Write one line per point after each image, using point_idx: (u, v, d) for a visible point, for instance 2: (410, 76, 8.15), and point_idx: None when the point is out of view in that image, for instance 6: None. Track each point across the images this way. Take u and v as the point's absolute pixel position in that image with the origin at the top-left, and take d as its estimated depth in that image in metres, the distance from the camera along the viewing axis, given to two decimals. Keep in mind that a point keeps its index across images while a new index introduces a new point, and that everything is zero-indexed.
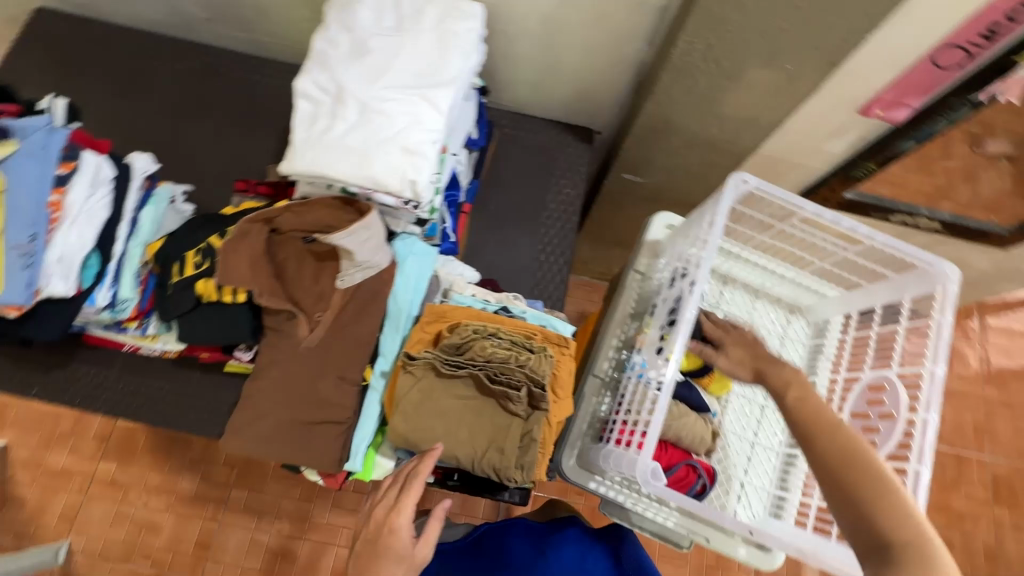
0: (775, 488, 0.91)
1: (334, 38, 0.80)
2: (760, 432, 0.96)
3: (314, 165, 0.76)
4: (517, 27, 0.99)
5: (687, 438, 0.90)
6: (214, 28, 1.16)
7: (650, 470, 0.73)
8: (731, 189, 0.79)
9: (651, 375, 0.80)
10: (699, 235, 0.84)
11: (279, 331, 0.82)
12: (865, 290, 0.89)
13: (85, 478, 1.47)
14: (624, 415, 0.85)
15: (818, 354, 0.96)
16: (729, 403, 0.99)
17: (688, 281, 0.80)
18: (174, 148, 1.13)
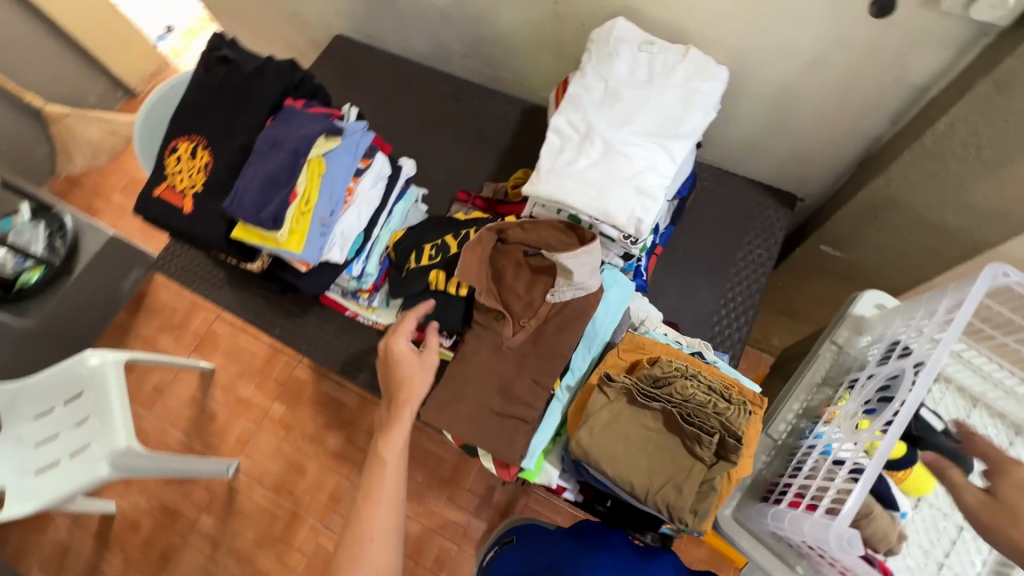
0: None
1: (589, 84, 0.92)
2: (952, 554, 0.84)
3: (555, 190, 0.87)
4: (751, 90, 1.03)
5: (869, 531, 0.79)
6: (467, 64, 1.38)
7: (847, 541, 0.66)
8: (987, 280, 0.72)
9: (841, 449, 0.77)
10: (928, 320, 0.78)
11: (486, 328, 0.94)
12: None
13: (262, 411, 1.74)
14: (797, 483, 0.82)
15: None
16: (918, 509, 0.87)
17: (907, 363, 0.75)
18: (414, 157, 1.35)
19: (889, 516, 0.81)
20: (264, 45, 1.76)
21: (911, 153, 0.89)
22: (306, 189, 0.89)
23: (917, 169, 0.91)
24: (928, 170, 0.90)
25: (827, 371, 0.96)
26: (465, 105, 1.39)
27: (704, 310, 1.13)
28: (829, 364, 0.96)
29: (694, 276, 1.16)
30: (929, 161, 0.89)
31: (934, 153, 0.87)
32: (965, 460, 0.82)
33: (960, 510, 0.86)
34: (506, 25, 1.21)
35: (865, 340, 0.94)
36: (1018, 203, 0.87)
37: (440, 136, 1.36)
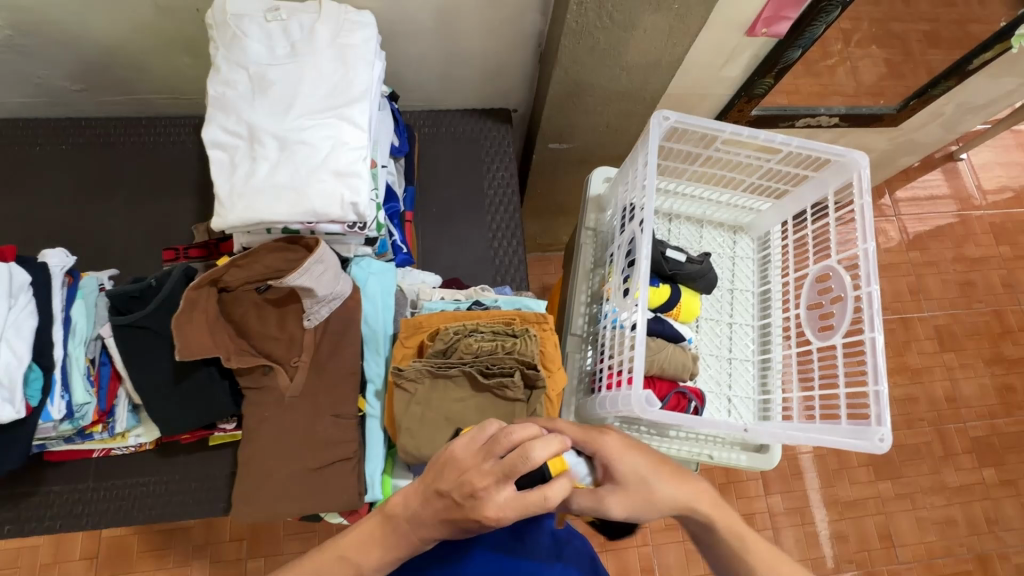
0: (759, 393, 0.98)
1: (229, 79, 0.77)
2: (733, 347, 1.01)
3: (247, 212, 0.73)
4: (412, 25, 0.99)
5: (671, 368, 0.92)
6: (92, 97, 1.09)
7: (645, 398, 0.77)
8: (656, 127, 0.84)
9: (625, 317, 0.85)
10: (636, 179, 0.88)
11: (260, 389, 0.79)
12: (794, 194, 0.95)
13: None
14: (609, 361, 0.90)
15: (768, 264, 1.03)
16: (699, 327, 1.01)
17: (635, 221, 0.84)
18: (88, 233, 1.07)
19: (679, 348, 0.94)
20: None
21: (567, 37, 0.94)
22: None
23: (579, 50, 0.97)
24: (587, 48, 0.97)
25: (594, 255, 1.04)
26: (120, 147, 1.11)
27: (480, 251, 1.13)
28: (593, 248, 1.04)
29: (457, 223, 1.14)
30: (583, 39, 0.95)
31: (582, 31, 0.93)
32: (709, 273, 0.98)
33: (725, 312, 1.03)
34: (107, 35, 0.96)
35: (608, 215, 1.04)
36: (661, 50, 0.99)
37: (109, 196, 1.09)
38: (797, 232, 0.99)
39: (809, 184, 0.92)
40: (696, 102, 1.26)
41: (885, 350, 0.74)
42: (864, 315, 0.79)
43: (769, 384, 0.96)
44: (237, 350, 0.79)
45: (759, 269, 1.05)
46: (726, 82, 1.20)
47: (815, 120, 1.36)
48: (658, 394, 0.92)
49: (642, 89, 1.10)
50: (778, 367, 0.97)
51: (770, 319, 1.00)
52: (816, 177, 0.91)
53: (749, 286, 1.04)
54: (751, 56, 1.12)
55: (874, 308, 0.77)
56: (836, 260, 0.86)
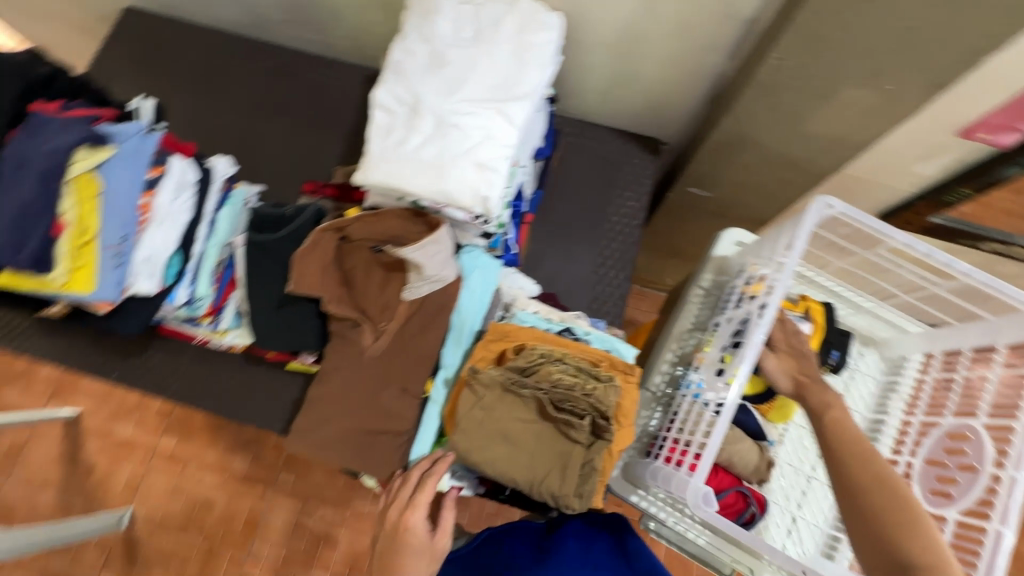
0: (832, 527, 0.85)
1: (411, 48, 0.80)
2: (819, 465, 0.90)
3: (388, 176, 0.76)
4: (594, 36, 0.97)
5: (740, 464, 0.86)
6: (290, 29, 1.20)
7: (702, 495, 0.70)
8: (816, 212, 0.77)
9: (708, 395, 0.78)
10: (771, 257, 0.81)
11: (344, 339, 0.83)
12: (954, 329, 0.83)
13: (147, 451, 1.51)
14: (675, 433, 0.83)
15: (891, 392, 0.91)
16: (785, 432, 0.93)
17: (757, 302, 0.77)
18: (250, 147, 1.18)
19: (756, 445, 0.89)
20: (33, 26, 1.41)
21: (751, 90, 0.88)
22: (76, 215, 0.72)
23: (759, 105, 0.90)
24: (769, 106, 0.89)
25: (697, 317, 0.98)
26: (298, 79, 1.21)
27: (583, 272, 1.10)
28: (699, 309, 0.98)
29: (569, 238, 1.12)
30: (767, 96, 0.88)
31: (770, 87, 0.86)
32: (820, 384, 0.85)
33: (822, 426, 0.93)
34: None
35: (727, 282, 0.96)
36: (851, 128, 0.89)
37: (276, 120, 1.19)
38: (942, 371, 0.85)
39: (978, 325, 0.79)
40: (867, 190, 1.13)
41: (1012, 554, 0.63)
42: (997, 501, 0.67)
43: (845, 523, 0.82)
44: (337, 296, 0.82)
45: (879, 393, 0.93)
46: (912, 179, 1.06)
47: None
48: (717, 484, 0.85)
49: (812, 162, 1.00)
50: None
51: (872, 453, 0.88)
52: (988, 321, 0.78)
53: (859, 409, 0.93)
54: (955, 159, 0.98)
55: (1013, 498, 0.66)
56: (983, 423, 0.73)
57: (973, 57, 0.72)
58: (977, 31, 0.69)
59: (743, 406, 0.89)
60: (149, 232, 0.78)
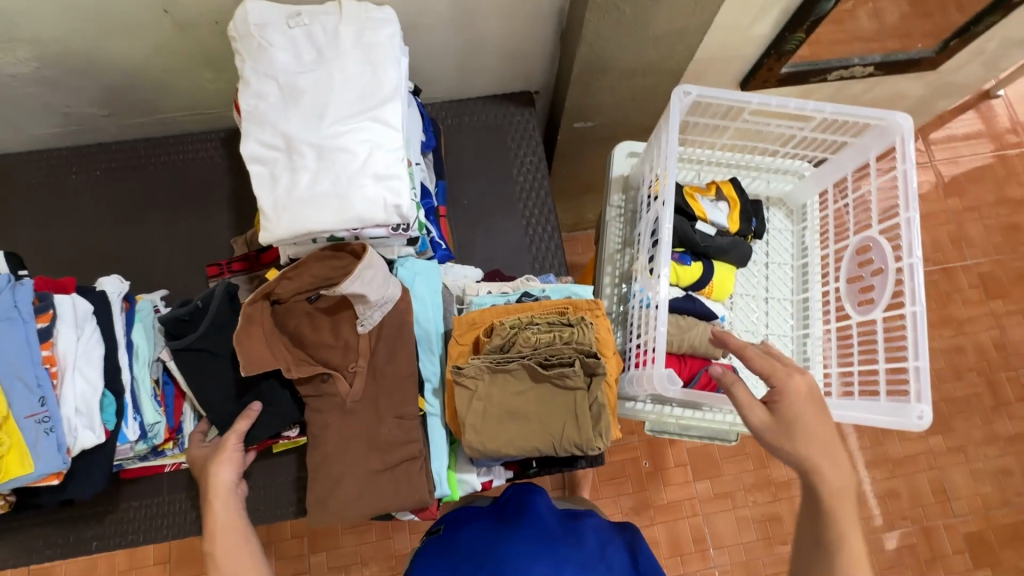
0: (797, 368, 0.96)
1: (260, 91, 0.77)
2: (770, 322, 0.99)
3: (295, 224, 0.73)
4: (430, 15, 0.96)
5: (702, 345, 0.91)
6: (118, 121, 1.10)
7: (667, 376, 0.79)
8: (677, 104, 0.81)
9: (651, 296, 0.85)
10: (656, 155, 0.87)
11: (321, 396, 0.81)
12: (834, 161, 0.92)
13: None
14: (637, 340, 0.89)
15: (805, 233, 1.01)
16: (734, 303, 1.00)
17: (659, 201, 0.83)
18: (132, 256, 1.09)
19: (710, 325, 0.93)
20: None
21: (591, 12, 0.91)
22: None
23: (604, 25, 0.94)
24: (613, 22, 0.94)
25: (623, 234, 1.03)
26: (152, 168, 1.12)
27: (515, 239, 1.12)
28: (621, 226, 1.03)
29: (489, 214, 1.14)
30: (607, 14, 0.92)
31: (607, 4, 0.90)
32: (741, 244, 0.96)
33: (760, 286, 1.01)
34: (128, 58, 0.96)
35: (637, 194, 1.02)
36: (688, 16, 0.96)
37: (147, 217, 1.10)
38: (838, 200, 0.95)
39: (850, 149, 0.88)
40: (722, 66, 1.22)
41: (928, 325, 0.74)
42: (906, 288, 0.78)
43: (809, 358, 0.94)
44: (295, 359, 0.80)
45: (797, 241, 1.02)
46: (754, 41, 1.16)
47: (848, 72, 1.30)
48: (689, 371, 0.92)
49: (669, 59, 1.07)
50: (818, 340, 0.94)
51: (808, 291, 0.97)
52: (857, 142, 0.88)
53: (786, 259, 1.02)
54: (781, 11, 1.08)
55: (916, 279, 0.77)
56: (877, 230, 0.85)
57: None
58: None
59: (687, 295, 0.94)
60: (65, 383, 0.72)
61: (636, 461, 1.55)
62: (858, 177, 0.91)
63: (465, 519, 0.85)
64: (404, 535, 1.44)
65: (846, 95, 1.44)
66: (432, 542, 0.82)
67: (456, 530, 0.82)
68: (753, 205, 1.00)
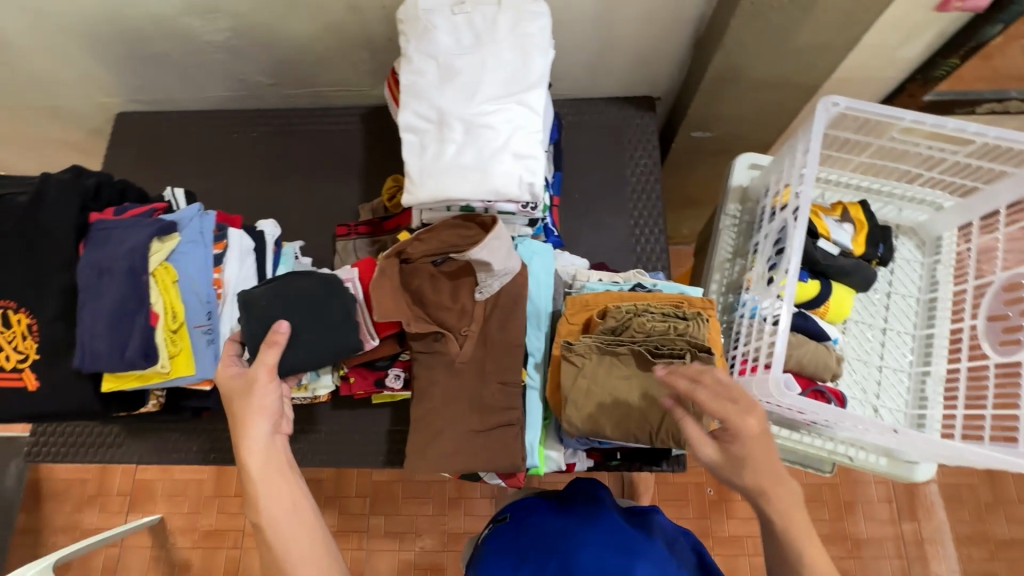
0: (911, 407, 0.91)
1: (421, 68, 0.85)
2: (886, 354, 0.94)
3: (437, 189, 0.80)
4: (575, 14, 1.01)
5: (811, 365, 0.88)
6: (278, 90, 1.24)
7: (785, 382, 0.74)
8: (823, 114, 0.80)
9: (765, 307, 0.83)
10: (790, 165, 0.86)
11: (431, 353, 0.87)
12: (985, 193, 0.87)
13: (239, 533, 1.50)
14: (742, 350, 0.88)
15: (938, 267, 0.95)
16: (847, 329, 0.96)
17: (789, 212, 0.82)
18: (272, 210, 1.22)
19: (822, 346, 0.89)
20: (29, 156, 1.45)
21: (737, 20, 0.92)
22: (165, 304, 0.78)
23: (747, 34, 0.95)
24: (757, 32, 0.94)
25: (735, 244, 1.02)
26: (299, 134, 1.25)
27: (620, 237, 1.14)
28: (734, 237, 1.02)
29: (597, 210, 1.16)
30: (753, 23, 0.92)
31: (755, 13, 0.91)
32: (865, 268, 0.92)
33: (879, 316, 0.96)
34: (302, 34, 1.08)
35: (755, 206, 1.01)
36: (837, 32, 0.94)
37: (290, 178, 1.23)
38: (984, 234, 0.89)
39: (1008, 181, 0.83)
40: (858, 88, 1.18)
41: None
42: None
43: (927, 398, 0.89)
44: (415, 316, 0.87)
45: (926, 275, 0.96)
46: (899, 65, 1.11)
47: (1000, 107, 1.21)
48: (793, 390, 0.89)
49: (806, 74, 1.05)
50: (941, 378, 0.88)
51: (935, 327, 0.92)
52: (1017, 173, 0.82)
53: (911, 291, 0.97)
54: (936, 35, 1.03)
55: None
56: None
57: None
58: None
59: (802, 313, 0.91)
60: (228, 304, 0.82)
61: (702, 486, 1.51)
62: (1014, 212, 0.84)
63: (530, 507, 0.87)
64: (460, 514, 1.48)
65: None
66: (502, 529, 0.85)
67: (523, 516, 0.84)
68: (882, 231, 0.95)
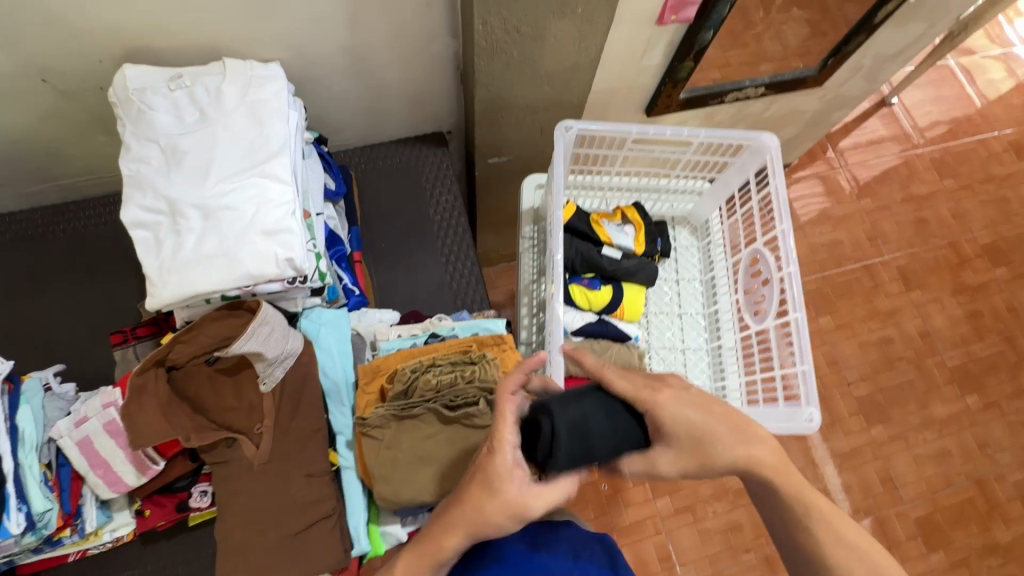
0: (714, 381, 0.99)
1: (141, 155, 0.76)
2: (685, 337, 1.02)
3: (181, 287, 0.71)
4: (324, 67, 0.98)
5: (617, 368, 0.93)
6: (10, 191, 1.06)
7: None
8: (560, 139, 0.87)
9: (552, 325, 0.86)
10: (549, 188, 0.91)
11: (228, 462, 0.77)
12: (721, 181, 0.99)
13: None
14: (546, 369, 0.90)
15: (709, 249, 1.06)
16: (649, 322, 1.03)
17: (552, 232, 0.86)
18: (29, 331, 1.03)
19: (624, 347, 0.96)
20: None
21: (479, 56, 0.94)
22: None
23: (495, 67, 0.98)
24: (503, 64, 0.97)
25: (536, 264, 1.05)
26: (49, 237, 1.07)
27: (435, 276, 1.12)
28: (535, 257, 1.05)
29: (407, 254, 1.14)
30: (495, 57, 0.95)
31: (494, 49, 0.94)
32: (647, 265, 0.99)
33: (673, 304, 1.04)
34: (10, 127, 0.92)
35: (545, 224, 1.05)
36: (576, 54, 1.01)
37: (45, 289, 1.05)
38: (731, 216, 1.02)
39: (732, 169, 0.96)
40: (626, 95, 1.28)
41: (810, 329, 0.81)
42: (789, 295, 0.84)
43: (723, 371, 0.98)
44: (196, 427, 0.75)
45: (702, 257, 1.07)
46: (650, 71, 1.22)
47: (743, 94, 1.39)
48: None
49: (568, 93, 1.11)
50: (730, 350, 0.97)
51: (717, 304, 1.02)
52: (735, 162, 0.95)
53: (694, 275, 1.06)
54: (668, 43, 1.14)
55: (796, 287, 0.83)
56: (762, 242, 0.91)
57: None
58: None
59: (600, 320, 0.98)
60: None
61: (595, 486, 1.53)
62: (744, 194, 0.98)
63: None
64: None
65: (749, 114, 1.53)
66: None
67: None
68: (657, 226, 1.03)
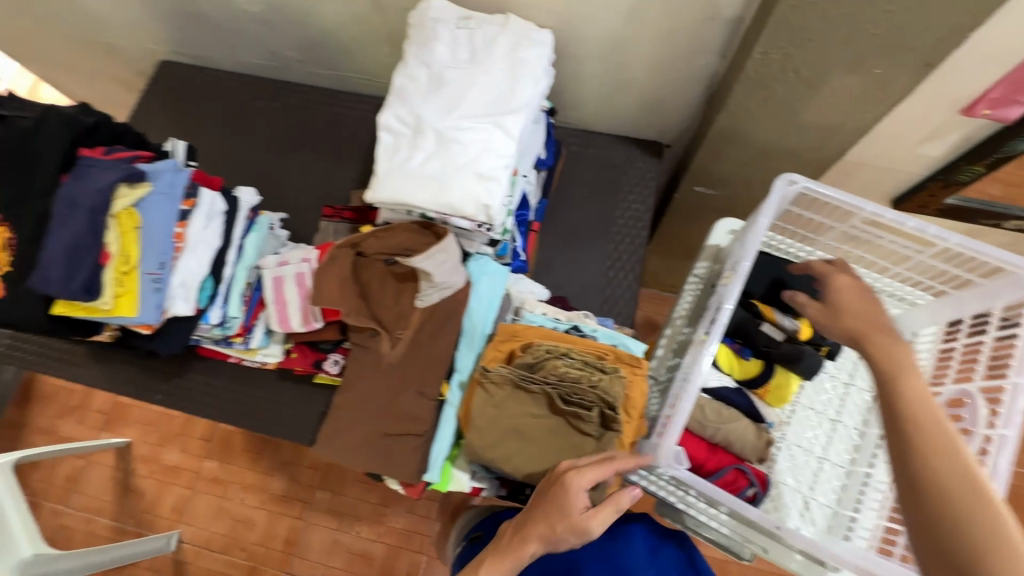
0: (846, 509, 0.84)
1: (413, 73, 0.87)
2: (829, 448, 0.90)
3: (396, 192, 0.81)
4: (585, 48, 1.01)
5: (738, 444, 0.85)
6: (305, 68, 1.29)
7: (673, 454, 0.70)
8: (777, 191, 0.75)
9: (684, 374, 0.80)
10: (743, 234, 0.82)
11: (364, 348, 0.88)
12: (954, 299, 0.81)
13: (192, 475, 1.60)
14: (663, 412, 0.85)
15: None
16: (794, 413, 0.95)
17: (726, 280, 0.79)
18: (273, 179, 1.27)
19: (753, 426, 0.87)
20: (87, 85, 1.59)
21: (740, 85, 0.90)
22: (120, 246, 0.80)
23: (750, 100, 0.92)
24: (760, 100, 0.91)
25: (695, 305, 0.99)
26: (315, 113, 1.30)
27: (593, 276, 1.13)
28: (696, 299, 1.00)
29: (575, 244, 1.15)
30: (755, 91, 0.90)
31: (758, 82, 0.88)
32: (812, 356, 0.86)
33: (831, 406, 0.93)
34: (329, 17, 1.11)
35: (720, 268, 0.99)
36: (846, 114, 0.91)
37: (297, 152, 1.28)
38: (949, 342, 0.83)
39: (973, 290, 0.77)
40: (878, 176, 1.12)
41: None
42: (987, 464, 0.66)
43: (861, 503, 0.83)
44: (357, 308, 0.87)
45: None
46: (921, 161, 1.05)
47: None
48: (715, 464, 0.86)
49: (812, 151, 1.02)
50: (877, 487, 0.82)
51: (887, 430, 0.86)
52: (982, 284, 0.76)
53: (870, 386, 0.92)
54: (963, 137, 0.97)
55: (1001, 459, 0.64)
56: (980, 386, 0.73)
57: (957, 35, 0.73)
58: (955, 8, 0.70)
59: (737, 389, 0.90)
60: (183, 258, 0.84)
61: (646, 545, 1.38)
62: (978, 324, 0.79)
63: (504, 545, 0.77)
64: (396, 509, 1.48)
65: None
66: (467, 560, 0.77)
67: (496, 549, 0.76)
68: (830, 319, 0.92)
